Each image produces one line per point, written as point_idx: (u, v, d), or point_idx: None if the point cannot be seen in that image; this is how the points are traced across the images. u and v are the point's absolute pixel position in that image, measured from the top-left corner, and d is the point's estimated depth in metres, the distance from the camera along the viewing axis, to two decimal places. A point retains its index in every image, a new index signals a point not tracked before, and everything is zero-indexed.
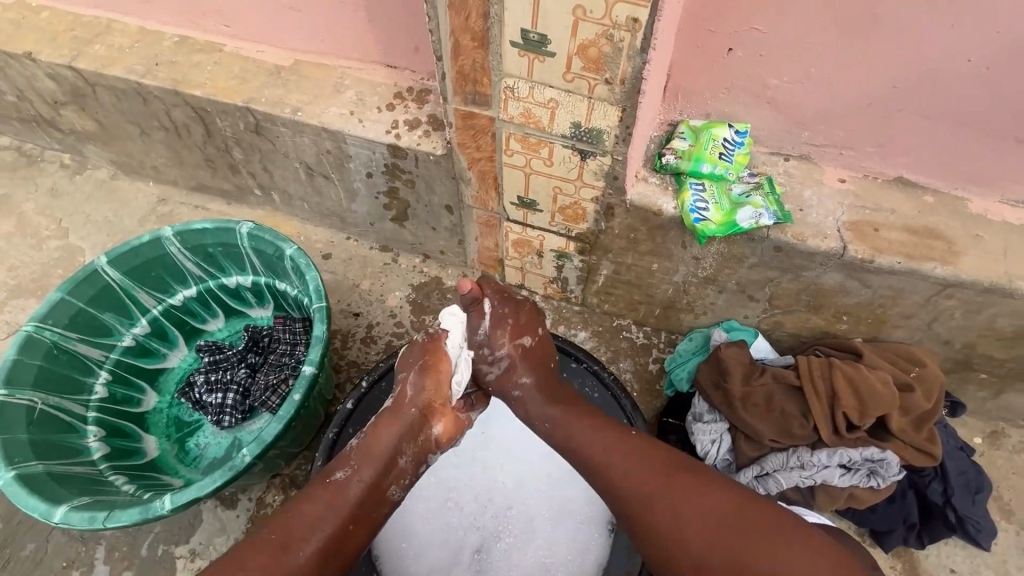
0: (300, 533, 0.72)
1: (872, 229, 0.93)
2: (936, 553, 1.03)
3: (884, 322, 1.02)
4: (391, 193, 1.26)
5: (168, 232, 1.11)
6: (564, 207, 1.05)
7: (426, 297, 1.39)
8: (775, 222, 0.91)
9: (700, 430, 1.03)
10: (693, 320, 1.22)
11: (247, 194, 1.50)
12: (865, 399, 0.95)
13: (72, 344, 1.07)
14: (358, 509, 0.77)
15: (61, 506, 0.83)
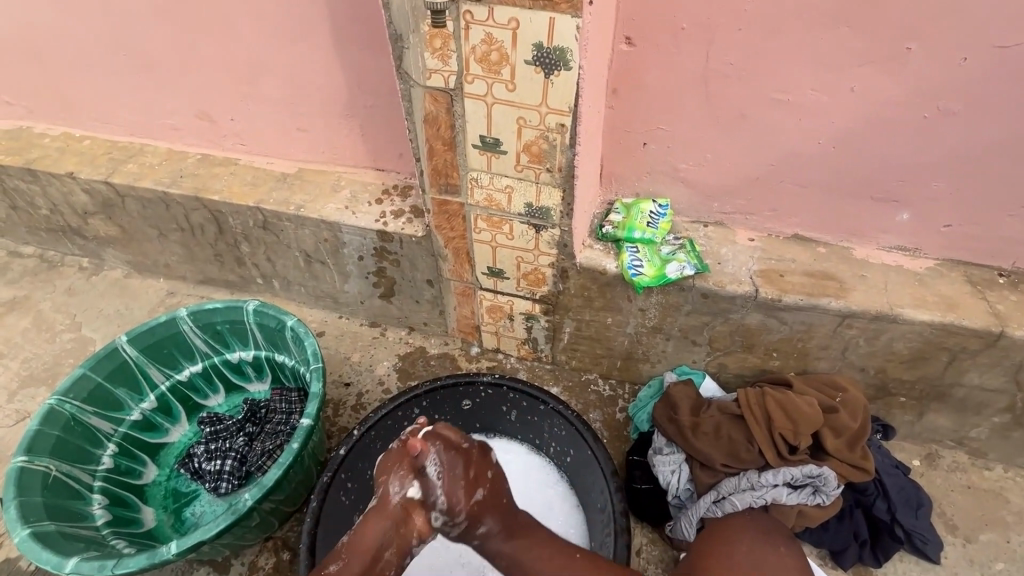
0: None
1: (777, 275, 1.13)
2: (893, 570, 1.11)
3: (808, 355, 1.19)
4: (379, 272, 1.45)
5: (183, 312, 1.27)
6: (527, 272, 1.24)
7: (411, 365, 1.52)
8: (696, 272, 1.12)
9: (661, 461, 1.15)
10: (651, 369, 1.37)
11: (250, 283, 1.68)
12: (797, 420, 1.09)
13: (87, 417, 1.17)
14: None
15: (72, 558, 0.90)
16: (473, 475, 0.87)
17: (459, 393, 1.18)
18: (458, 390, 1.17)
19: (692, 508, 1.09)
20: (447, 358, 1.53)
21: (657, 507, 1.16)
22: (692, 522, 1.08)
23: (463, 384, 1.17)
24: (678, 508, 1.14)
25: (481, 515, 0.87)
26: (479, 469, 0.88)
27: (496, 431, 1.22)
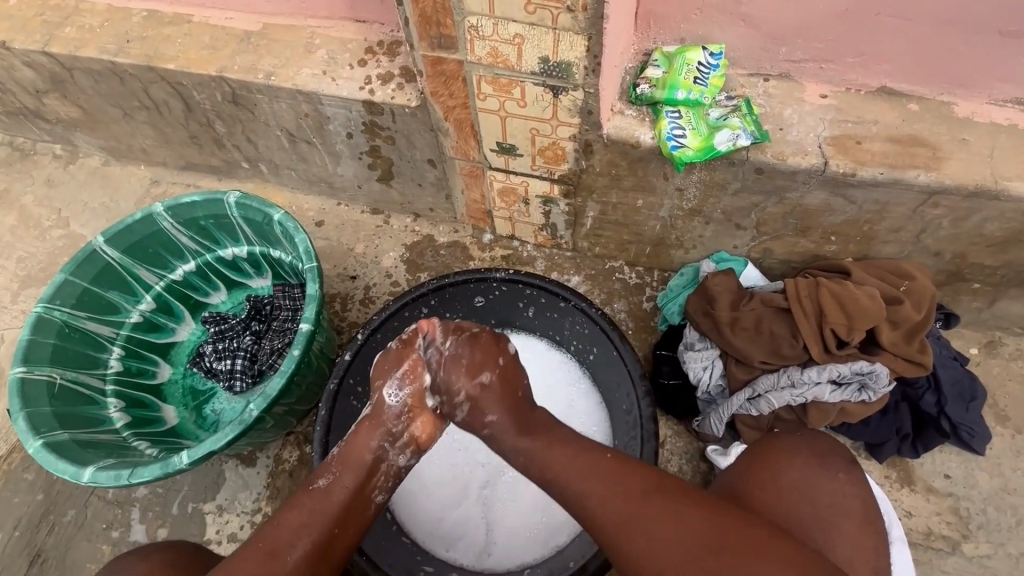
0: (287, 538, 0.70)
1: (854, 142, 0.91)
2: (930, 460, 1.06)
3: (873, 239, 1.02)
4: (373, 152, 1.26)
5: (159, 208, 1.13)
6: (544, 148, 1.04)
7: (419, 255, 1.40)
8: (752, 141, 0.91)
9: (692, 358, 1.06)
10: (684, 256, 1.23)
11: (235, 168, 1.51)
12: (853, 314, 0.96)
13: (81, 323, 1.12)
14: (343, 514, 0.74)
15: (88, 468, 0.89)
16: (479, 358, 0.82)
17: (471, 291, 1.06)
18: (469, 287, 1.06)
19: (724, 405, 1.02)
20: (458, 248, 1.40)
21: (686, 401, 1.10)
22: (723, 420, 1.02)
23: (475, 280, 1.05)
24: (707, 403, 1.08)
25: (485, 406, 0.80)
26: (488, 354, 0.83)
27: (513, 327, 1.13)
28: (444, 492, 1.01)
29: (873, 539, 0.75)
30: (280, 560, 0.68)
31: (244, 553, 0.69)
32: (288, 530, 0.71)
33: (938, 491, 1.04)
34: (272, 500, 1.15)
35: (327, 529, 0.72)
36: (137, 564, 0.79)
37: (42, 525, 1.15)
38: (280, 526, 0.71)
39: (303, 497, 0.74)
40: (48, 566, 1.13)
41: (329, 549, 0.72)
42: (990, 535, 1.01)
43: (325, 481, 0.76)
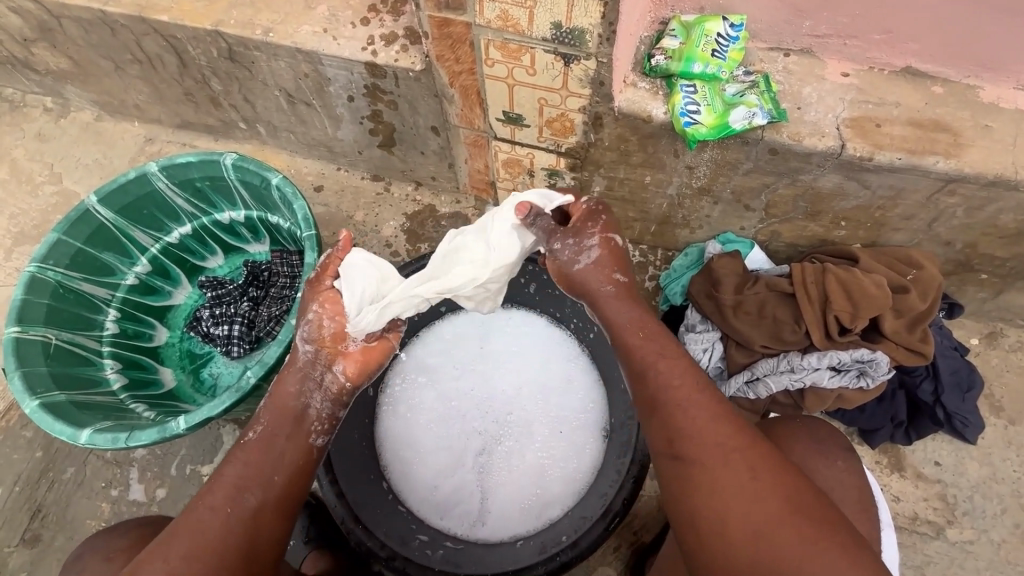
0: (225, 493, 0.69)
1: (873, 124, 0.88)
2: (922, 448, 1.07)
3: (883, 226, 1.00)
4: (374, 117, 1.22)
5: (154, 168, 1.10)
6: (552, 120, 1.00)
7: (420, 226, 1.38)
8: (768, 121, 0.87)
9: (692, 339, 1.04)
10: (689, 235, 1.21)
11: (233, 128, 1.47)
12: (858, 302, 0.95)
13: (75, 284, 1.10)
14: (279, 461, 0.74)
15: (86, 430, 0.89)
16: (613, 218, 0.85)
17: None
18: None
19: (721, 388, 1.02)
20: (460, 219, 1.37)
21: None
22: None
23: None
24: None
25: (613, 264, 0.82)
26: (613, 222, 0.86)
27: (514, 303, 1.11)
28: (439, 461, 1.01)
29: (868, 527, 0.77)
30: (222, 507, 0.68)
31: (181, 517, 0.68)
32: (225, 489, 0.70)
33: (928, 478, 1.05)
34: None
35: (265, 478, 0.72)
36: (116, 540, 0.80)
37: (41, 482, 1.16)
38: (218, 484, 0.70)
39: (237, 453, 0.74)
40: (49, 521, 1.14)
41: (275, 496, 0.71)
42: (974, 522, 1.03)
43: (258, 432, 0.76)
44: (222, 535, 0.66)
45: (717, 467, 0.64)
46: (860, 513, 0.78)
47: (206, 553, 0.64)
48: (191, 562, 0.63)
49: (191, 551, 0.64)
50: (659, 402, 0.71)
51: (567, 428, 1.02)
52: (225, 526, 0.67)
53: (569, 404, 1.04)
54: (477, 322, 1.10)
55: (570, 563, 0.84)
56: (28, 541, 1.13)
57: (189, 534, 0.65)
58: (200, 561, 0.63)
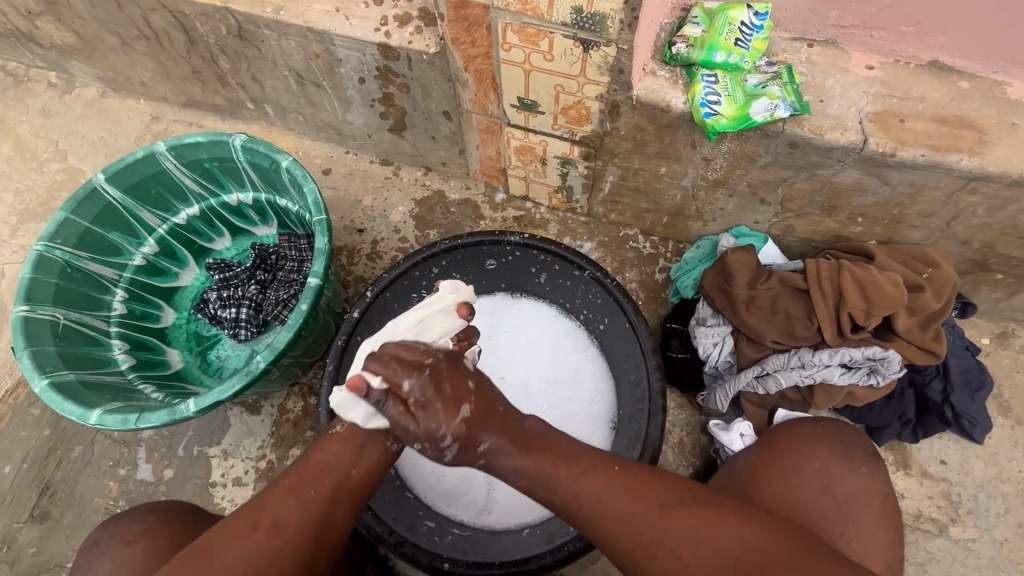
0: (311, 478, 0.69)
1: (897, 119, 0.87)
2: (929, 446, 1.07)
3: (901, 223, 0.99)
4: (385, 100, 1.20)
5: (162, 148, 1.08)
6: (567, 107, 0.98)
7: (429, 212, 1.36)
8: (791, 113, 0.85)
9: (704, 333, 1.04)
10: (702, 228, 1.19)
11: (240, 108, 1.44)
12: (873, 299, 0.94)
13: (83, 263, 1.09)
14: (359, 458, 0.72)
15: (96, 410, 0.89)
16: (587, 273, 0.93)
17: (482, 253, 1.05)
18: (481, 250, 1.04)
19: (730, 382, 1.02)
20: (469, 206, 1.36)
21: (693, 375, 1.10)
22: (728, 396, 1.02)
23: (489, 243, 1.04)
24: (713, 377, 1.08)
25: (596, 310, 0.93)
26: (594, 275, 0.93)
27: (522, 292, 1.10)
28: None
29: (891, 533, 0.76)
30: (300, 495, 0.67)
31: (268, 491, 0.68)
32: (309, 473, 0.69)
33: (933, 476, 1.06)
34: (276, 447, 1.17)
35: (345, 470, 0.70)
36: (133, 524, 0.79)
37: (49, 460, 1.17)
38: (307, 466, 0.70)
39: (324, 440, 0.73)
40: (57, 498, 1.15)
41: (348, 490, 0.70)
42: (978, 520, 1.03)
43: (343, 427, 0.74)
44: (301, 519, 0.65)
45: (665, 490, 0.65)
46: (884, 518, 0.77)
47: (285, 532, 0.64)
48: (271, 538, 0.64)
49: (273, 528, 0.64)
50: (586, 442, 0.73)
51: (575, 418, 1.02)
52: (303, 511, 0.66)
53: (578, 395, 1.04)
54: (487, 312, 1.10)
55: (578, 552, 0.85)
56: (37, 517, 1.14)
57: (269, 511, 0.66)
58: (278, 538, 0.64)
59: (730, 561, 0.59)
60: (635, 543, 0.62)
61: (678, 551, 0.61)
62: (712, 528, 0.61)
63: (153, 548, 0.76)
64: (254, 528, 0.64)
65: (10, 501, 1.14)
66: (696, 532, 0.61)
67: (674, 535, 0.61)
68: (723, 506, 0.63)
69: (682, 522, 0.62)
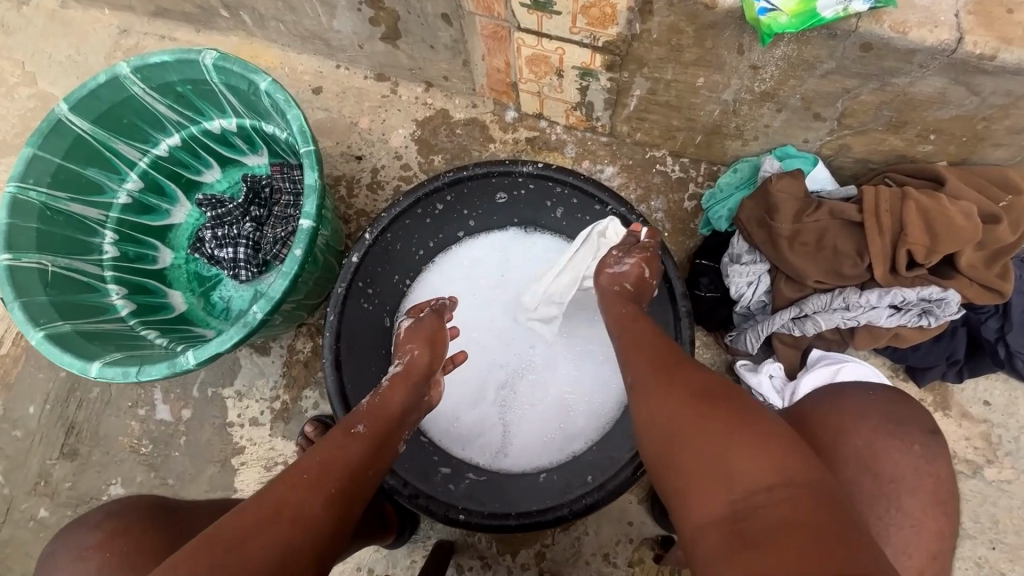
0: (334, 469, 0.59)
1: (1005, 9, 0.69)
2: (973, 387, 1.00)
3: (982, 140, 0.84)
4: (374, 2, 1.02)
5: (126, 69, 0.95)
6: (589, 6, 0.81)
7: (432, 134, 1.23)
8: (870, 6, 0.69)
9: (736, 272, 0.94)
10: (741, 148, 1.05)
11: (214, 16, 1.27)
12: (939, 234, 0.82)
13: (63, 204, 1.01)
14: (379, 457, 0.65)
15: (96, 362, 0.86)
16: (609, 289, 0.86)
17: (493, 186, 0.93)
18: (492, 182, 0.92)
19: (763, 324, 0.94)
20: (477, 126, 1.21)
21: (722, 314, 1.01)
22: (760, 337, 0.94)
23: (499, 174, 0.91)
24: (744, 318, 0.99)
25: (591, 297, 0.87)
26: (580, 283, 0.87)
27: (536, 227, 1.01)
28: (461, 391, 0.98)
29: (940, 522, 0.70)
30: (325, 484, 0.58)
31: (287, 476, 0.58)
32: (329, 465, 0.60)
33: (973, 418, 1.00)
34: (289, 388, 1.15)
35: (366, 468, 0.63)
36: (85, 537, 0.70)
37: (71, 400, 1.18)
38: (327, 454, 0.61)
39: (341, 434, 0.64)
40: (84, 437, 1.17)
41: (364, 494, 0.62)
42: (1015, 461, 0.99)
43: (365, 425, 0.67)
44: (320, 512, 0.56)
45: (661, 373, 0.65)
46: (931, 505, 0.71)
47: (304, 532, 0.54)
48: (287, 535, 0.53)
49: (292, 521, 0.54)
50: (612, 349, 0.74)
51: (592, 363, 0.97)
52: (326, 502, 0.57)
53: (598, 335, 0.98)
54: (499, 249, 1.02)
55: (596, 505, 0.81)
56: (67, 454, 1.17)
57: (300, 501, 0.55)
58: (293, 536, 0.53)
59: (689, 410, 0.58)
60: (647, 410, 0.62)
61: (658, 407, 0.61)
62: (686, 390, 0.60)
63: (110, 560, 0.68)
64: (293, 511, 0.54)
65: (40, 439, 1.17)
66: (672, 386, 0.62)
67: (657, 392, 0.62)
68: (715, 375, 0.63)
69: (674, 380, 0.63)
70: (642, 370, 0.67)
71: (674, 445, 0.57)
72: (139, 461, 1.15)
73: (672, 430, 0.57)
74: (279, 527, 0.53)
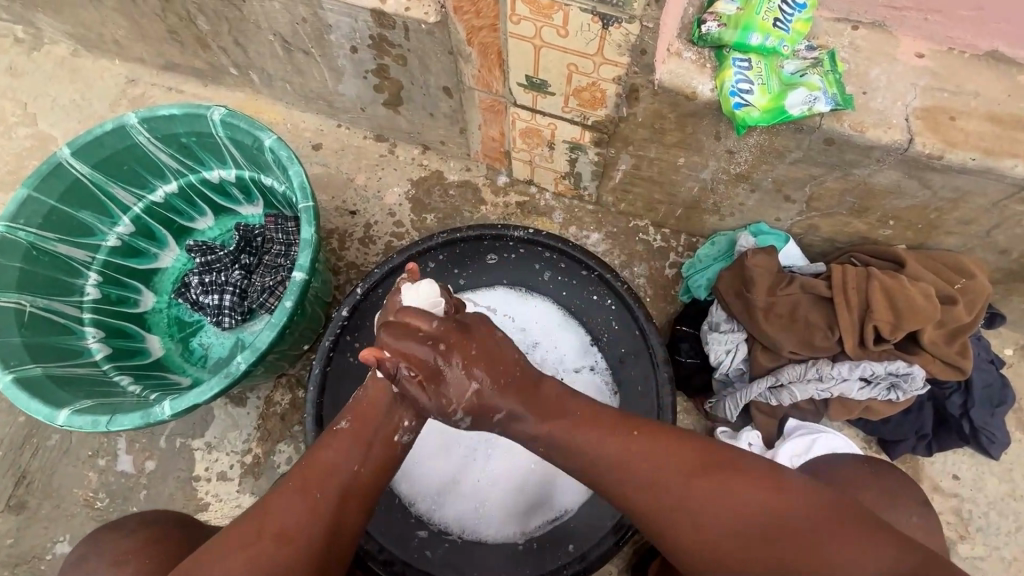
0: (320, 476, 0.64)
1: (946, 116, 0.78)
2: (942, 460, 1.04)
3: (937, 228, 0.93)
4: (380, 71, 1.09)
5: (133, 119, 0.99)
6: (580, 89, 0.88)
7: (426, 193, 1.27)
8: (832, 108, 0.77)
9: (716, 339, 0.98)
10: (718, 223, 1.12)
11: (222, 74, 1.33)
12: (901, 311, 0.88)
13: (50, 245, 1.02)
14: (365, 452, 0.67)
15: (63, 410, 0.85)
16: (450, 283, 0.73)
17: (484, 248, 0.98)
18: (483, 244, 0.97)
19: (742, 391, 0.97)
20: (469, 189, 1.27)
21: (701, 381, 1.04)
22: (739, 406, 0.97)
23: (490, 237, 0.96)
24: (724, 384, 1.02)
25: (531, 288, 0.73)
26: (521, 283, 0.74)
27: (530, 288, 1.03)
28: (451, 466, 0.90)
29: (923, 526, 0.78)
30: (314, 490, 0.64)
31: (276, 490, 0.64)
32: (317, 474, 0.65)
33: (944, 492, 1.03)
34: (263, 441, 1.11)
35: (352, 470, 0.66)
36: (123, 541, 0.74)
37: (26, 447, 1.12)
38: (317, 455, 0.66)
39: (327, 438, 0.68)
40: (34, 488, 1.10)
41: (358, 488, 0.66)
42: (987, 538, 1.01)
43: (348, 422, 0.69)
44: (308, 521, 0.62)
45: (678, 497, 0.62)
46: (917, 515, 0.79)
47: (294, 543, 0.61)
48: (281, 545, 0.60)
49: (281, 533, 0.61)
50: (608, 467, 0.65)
51: None
52: (313, 513, 0.62)
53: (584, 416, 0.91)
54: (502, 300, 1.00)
55: None
56: (14, 507, 1.09)
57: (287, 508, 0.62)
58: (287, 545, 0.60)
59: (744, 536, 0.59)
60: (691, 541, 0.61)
61: (698, 534, 0.60)
62: (736, 506, 0.60)
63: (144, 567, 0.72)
64: (300, 536, 0.61)
65: None
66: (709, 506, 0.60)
67: (670, 508, 0.62)
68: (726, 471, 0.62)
69: (700, 493, 0.61)
70: (621, 477, 0.64)
71: (735, 563, 0.59)
72: (93, 516, 1.09)
73: (735, 557, 0.59)
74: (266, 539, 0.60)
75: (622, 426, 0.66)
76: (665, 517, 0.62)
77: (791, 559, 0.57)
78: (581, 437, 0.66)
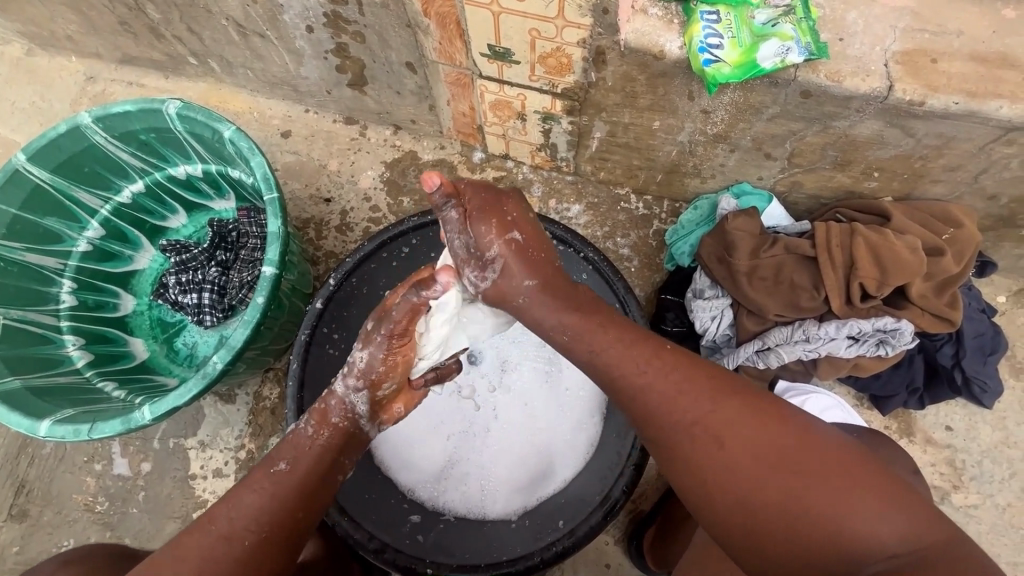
0: (244, 525, 0.59)
1: (929, 59, 0.75)
2: (935, 412, 1.03)
3: (922, 177, 0.89)
4: (340, 51, 1.05)
5: (87, 119, 0.95)
6: (545, 56, 0.84)
7: (401, 175, 1.24)
8: (805, 58, 0.73)
9: (700, 306, 0.97)
10: (700, 186, 1.09)
11: (182, 64, 1.28)
12: (887, 268, 0.86)
13: (17, 255, 1.00)
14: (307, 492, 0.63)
15: (45, 421, 0.85)
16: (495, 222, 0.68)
17: None
18: None
19: (729, 357, 0.95)
20: (445, 167, 1.23)
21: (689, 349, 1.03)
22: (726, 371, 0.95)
23: None
24: (711, 350, 1.01)
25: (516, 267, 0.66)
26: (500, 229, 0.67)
27: None
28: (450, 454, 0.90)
29: None
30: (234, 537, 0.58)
31: (195, 533, 0.59)
32: (244, 520, 0.59)
33: (938, 444, 1.02)
34: (255, 436, 1.11)
35: (290, 515, 0.61)
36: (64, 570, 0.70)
37: (22, 457, 1.12)
38: (240, 503, 0.60)
39: (261, 477, 0.62)
40: (34, 497, 1.11)
41: (294, 536, 0.62)
42: (981, 487, 1.01)
43: (286, 464, 0.63)
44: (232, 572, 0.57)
45: (700, 416, 0.55)
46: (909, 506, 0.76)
47: None
48: None
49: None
50: (610, 374, 0.61)
51: (557, 394, 0.92)
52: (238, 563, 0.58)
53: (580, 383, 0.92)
54: None
55: (566, 552, 0.80)
56: (16, 516, 1.10)
57: (203, 558, 0.57)
58: None
59: (773, 464, 0.52)
60: (711, 466, 0.54)
61: (719, 464, 0.54)
62: (774, 439, 0.53)
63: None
64: (246, 535, 0.59)
65: None
66: (742, 428, 0.53)
67: (704, 425, 0.55)
68: (771, 409, 0.55)
69: (733, 411, 0.55)
70: (646, 374, 0.59)
71: (755, 509, 0.52)
72: (93, 520, 1.10)
73: (760, 487, 0.52)
74: (213, 537, 0.59)
75: (655, 342, 0.61)
76: (692, 441, 0.55)
77: (825, 519, 0.49)
78: (613, 351, 0.61)
